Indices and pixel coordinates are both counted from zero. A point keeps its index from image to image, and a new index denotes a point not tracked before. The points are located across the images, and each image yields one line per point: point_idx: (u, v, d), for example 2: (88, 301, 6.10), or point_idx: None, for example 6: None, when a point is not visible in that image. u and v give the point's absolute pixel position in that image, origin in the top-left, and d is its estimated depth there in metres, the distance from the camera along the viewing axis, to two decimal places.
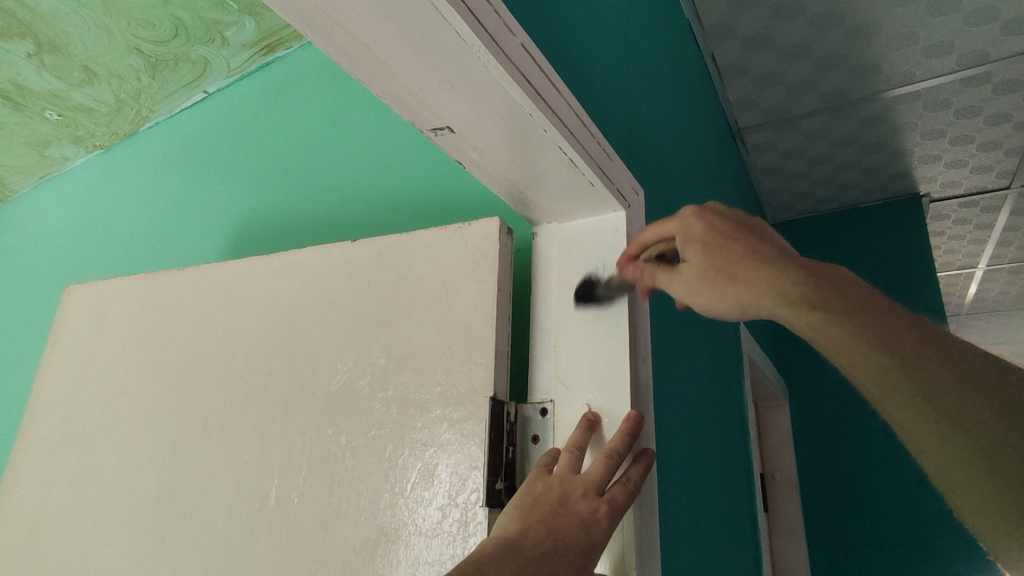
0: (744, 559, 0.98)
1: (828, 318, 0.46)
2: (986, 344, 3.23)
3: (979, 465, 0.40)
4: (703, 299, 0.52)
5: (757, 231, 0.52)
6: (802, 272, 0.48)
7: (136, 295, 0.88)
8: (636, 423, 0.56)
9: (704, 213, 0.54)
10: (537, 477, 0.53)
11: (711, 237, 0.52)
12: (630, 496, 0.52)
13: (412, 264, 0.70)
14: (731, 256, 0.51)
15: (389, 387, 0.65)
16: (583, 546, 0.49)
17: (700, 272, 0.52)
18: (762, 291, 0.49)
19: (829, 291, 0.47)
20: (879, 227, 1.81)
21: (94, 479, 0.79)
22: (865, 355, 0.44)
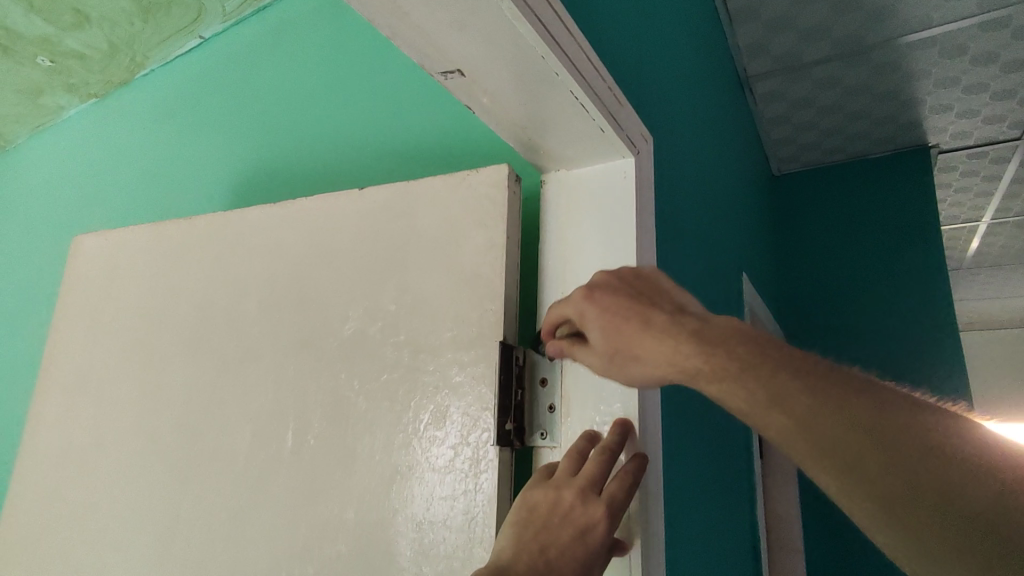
0: (736, 504, 1.01)
1: (722, 386, 0.46)
2: (991, 301, 3.21)
3: (890, 514, 0.40)
4: (623, 378, 0.52)
5: (645, 294, 0.52)
6: (687, 337, 0.48)
7: (146, 247, 0.90)
8: (625, 426, 0.56)
9: (594, 295, 0.53)
10: (535, 484, 0.53)
11: (606, 320, 0.52)
12: (628, 494, 0.52)
13: (420, 212, 0.70)
14: (623, 330, 0.51)
15: (401, 332, 0.66)
16: (581, 553, 0.48)
17: (604, 354, 0.52)
18: (661, 364, 0.49)
19: (717, 352, 0.46)
20: (884, 177, 1.76)
21: (115, 419, 0.83)
22: (763, 416, 0.44)
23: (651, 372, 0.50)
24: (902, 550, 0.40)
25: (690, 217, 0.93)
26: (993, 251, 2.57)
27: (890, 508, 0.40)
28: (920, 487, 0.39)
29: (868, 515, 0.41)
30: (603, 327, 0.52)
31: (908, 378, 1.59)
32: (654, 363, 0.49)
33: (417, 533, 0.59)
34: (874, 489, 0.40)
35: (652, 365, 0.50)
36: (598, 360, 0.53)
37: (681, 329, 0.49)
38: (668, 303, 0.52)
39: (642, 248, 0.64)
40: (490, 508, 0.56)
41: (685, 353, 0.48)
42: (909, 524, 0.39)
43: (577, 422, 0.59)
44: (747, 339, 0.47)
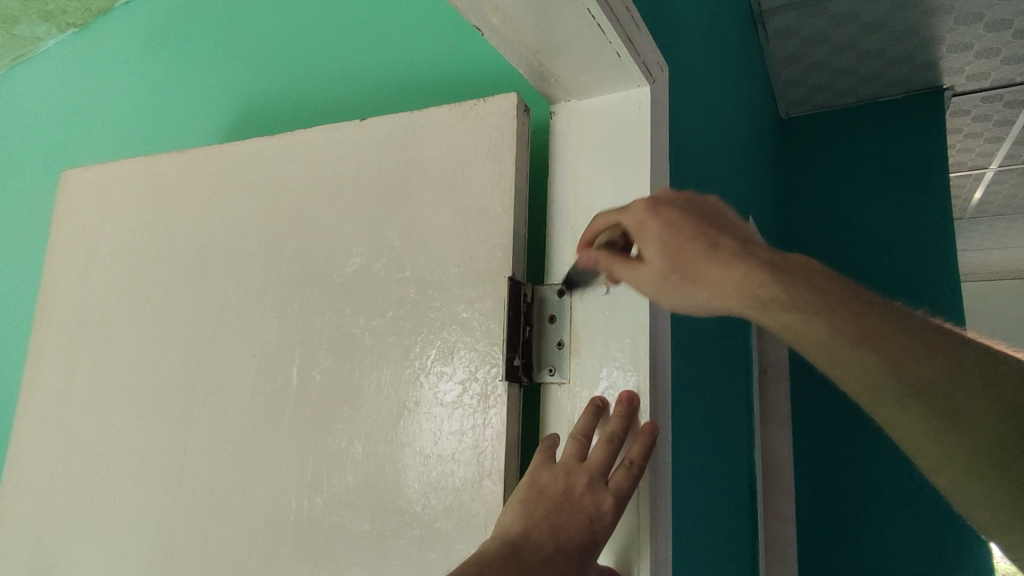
0: (736, 444, 1.03)
1: (811, 325, 0.45)
2: (988, 251, 3.21)
3: (970, 451, 0.42)
4: (675, 301, 0.49)
5: (718, 221, 0.50)
6: (769, 269, 0.47)
7: (140, 182, 0.87)
8: (631, 406, 0.55)
9: (660, 205, 0.50)
10: (543, 465, 0.53)
11: (669, 235, 0.49)
12: (634, 482, 0.51)
13: (425, 143, 0.67)
14: (695, 258, 0.48)
15: (407, 268, 0.65)
16: (585, 542, 0.49)
17: (663, 277, 0.49)
18: (735, 299, 0.47)
19: (801, 287, 0.46)
20: (895, 121, 1.71)
21: (118, 357, 0.82)
22: (849, 353, 0.44)
23: (717, 305, 0.48)
24: (973, 490, 0.42)
25: (699, 156, 0.91)
26: (997, 200, 2.55)
27: (971, 445, 0.42)
28: (1003, 426, 0.41)
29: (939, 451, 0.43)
30: (665, 245, 0.49)
31: None
32: (728, 298, 0.48)
33: (426, 467, 0.59)
34: (954, 427, 0.42)
35: (725, 298, 0.48)
36: (648, 283, 0.50)
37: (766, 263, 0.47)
38: (742, 234, 0.50)
39: (656, 182, 0.62)
40: (499, 442, 0.56)
41: (770, 287, 0.46)
42: (990, 464, 0.41)
43: (587, 358, 0.58)
44: (829, 279, 0.47)
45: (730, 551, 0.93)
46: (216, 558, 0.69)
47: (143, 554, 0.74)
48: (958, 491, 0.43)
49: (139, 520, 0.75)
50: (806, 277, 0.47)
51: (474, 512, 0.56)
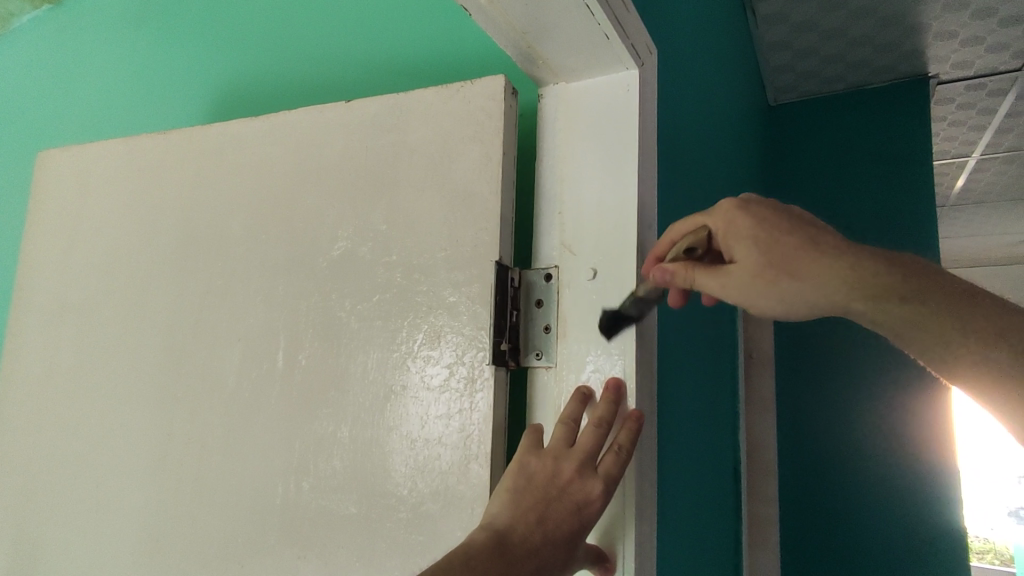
0: (721, 427, 1.04)
1: (908, 310, 0.51)
2: (969, 238, 3.26)
3: None
4: (760, 298, 0.53)
5: (809, 219, 0.54)
6: (870, 261, 0.51)
7: (120, 164, 0.85)
8: (618, 393, 0.55)
9: (749, 205, 0.54)
10: (530, 451, 0.53)
11: (764, 232, 0.52)
12: (624, 467, 0.52)
13: (411, 125, 0.66)
14: (792, 251, 0.52)
15: (393, 252, 0.64)
16: (572, 528, 0.50)
17: (756, 271, 0.52)
18: (833, 291, 0.51)
19: (899, 277, 0.51)
20: (881, 108, 1.72)
21: (100, 341, 0.81)
22: (947, 333, 0.50)
23: (815, 299, 0.52)
24: None
25: (686, 141, 0.91)
26: (979, 188, 2.58)
27: None
28: None
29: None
30: (757, 241, 0.52)
31: None
32: (827, 290, 0.51)
33: (413, 451, 0.59)
34: None
35: (826, 290, 0.51)
36: (735, 278, 0.52)
37: (864, 255, 0.52)
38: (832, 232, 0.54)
39: (644, 166, 0.61)
40: (486, 426, 0.56)
41: (870, 278, 0.50)
42: None
43: (574, 342, 0.58)
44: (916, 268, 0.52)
45: (714, 532, 0.94)
46: (203, 542, 0.69)
47: (129, 539, 0.73)
48: None
49: (124, 505, 0.75)
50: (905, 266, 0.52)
51: (461, 495, 0.56)
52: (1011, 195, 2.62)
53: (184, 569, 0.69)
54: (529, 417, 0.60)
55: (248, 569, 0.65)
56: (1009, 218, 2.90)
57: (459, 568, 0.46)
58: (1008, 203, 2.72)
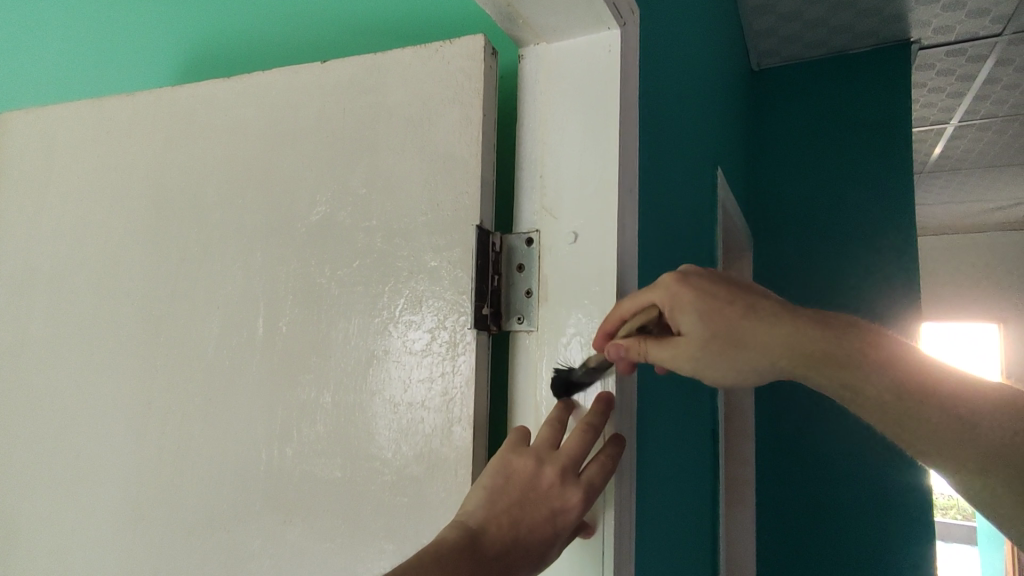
0: (700, 390, 1.07)
1: (848, 374, 0.54)
2: (944, 206, 3.32)
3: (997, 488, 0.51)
4: (713, 370, 0.55)
5: (742, 287, 0.58)
6: (806, 329, 0.55)
7: (87, 127, 0.82)
8: (607, 405, 0.54)
9: (687, 278, 0.56)
10: (515, 450, 0.52)
11: (705, 307, 0.54)
12: (605, 479, 0.52)
13: (389, 87, 0.65)
14: (733, 319, 0.55)
15: (373, 217, 0.63)
16: (547, 534, 0.49)
17: (702, 344, 0.54)
18: (772, 357, 0.55)
19: (832, 348, 0.55)
20: (863, 74, 1.72)
21: (73, 310, 0.80)
22: (877, 405, 0.54)
23: (761, 365, 0.55)
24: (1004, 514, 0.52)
25: (668, 105, 0.90)
26: (955, 156, 2.62)
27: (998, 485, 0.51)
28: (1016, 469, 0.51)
29: (971, 478, 0.53)
30: (702, 313, 0.54)
31: (866, 276, 1.67)
32: (771, 354, 0.55)
33: (396, 415, 0.60)
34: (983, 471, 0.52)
35: (769, 356, 0.55)
36: (682, 357, 0.54)
37: (801, 320, 0.55)
38: (771, 297, 0.58)
39: (625, 128, 0.61)
40: (468, 389, 0.57)
41: (810, 343, 0.54)
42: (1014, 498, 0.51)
43: (555, 306, 0.58)
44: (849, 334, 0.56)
45: (692, 491, 0.97)
46: (188, 510, 0.69)
47: (111, 507, 0.73)
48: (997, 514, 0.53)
49: (106, 474, 0.74)
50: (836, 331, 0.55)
51: (444, 457, 0.57)
52: (986, 162, 2.66)
53: (169, 535, 0.70)
54: (511, 381, 0.60)
55: (234, 534, 0.66)
56: (983, 186, 2.95)
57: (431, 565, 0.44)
58: (982, 170, 2.76)
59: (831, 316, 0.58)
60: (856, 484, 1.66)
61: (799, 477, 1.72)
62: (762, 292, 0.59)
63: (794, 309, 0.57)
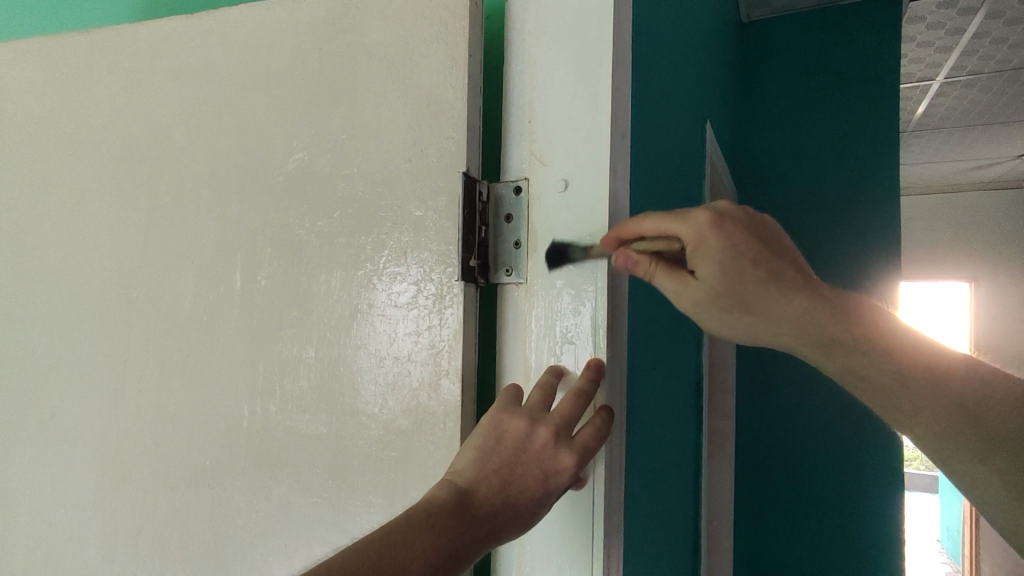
0: (686, 345, 1.07)
1: (846, 359, 0.55)
2: (924, 165, 3.34)
3: (986, 463, 0.52)
4: (717, 323, 0.56)
5: (775, 249, 0.56)
6: (819, 305, 0.55)
7: (42, 67, 0.77)
8: (599, 370, 0.53)
9: (722, 224, 0.54)
10: (506, 411, 0.51)
11: (726, 260, 0.54)
12: (599, 442, 0.50)
13: (368, 24, 0.61)
14: (752, 280, 0.55)
15: (354, 164, 0.60)
16: (537, 496, 0.48)
17: (712, 294, 0.54)
18: (780, 326, 0.55)
19: (843, 326, 0.54)
20: (854, 26, 1.68)
21: (37, 264, 0.76)
22: (877, 385, 0.54)
23: (765, 331, 0.56)
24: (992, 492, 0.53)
25: (658, 51, 0.87)
26: (939, 114, 2.62)
27: (988, 462, 0.52)
28: (997, 444, 0.52)
29: (961, 460, 0.53)
30: (721, 265, 0.53)
31: (849, 233, 1.68)
32: (778, 326, 0.55)
33: (382, 369, 0.58)
34: (968, 449, 0.53)
35: (774, 326, 0.55)
36: (688, 300, 0.54)
37: (815, 298, 0.55)
38: (798, 267, 0.57)
39: (618, 69, 0.58)
40: (456, 342, 0.55)
41: (820, 320, 0.54)
42: (998, 473, 0.52)
43: (545, 256, 0.57)
44: (866, 316, 0.55)
45: (677, 444, 0.98)
46: (169, 466, 0.68)
47: (90, 465, 0.72)
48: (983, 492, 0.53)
49: (84, 432, 0.72)
50: (850, 313, 0.55)
51: (432, 411, 0.56)
52: (968, 121, 2.67)
53: (151, 491, 0.68)
54: (499, 334, 0.59)
55: (219, 490, 0.65)
56: (963, 144, 2.97)
57: (419, 523, 0.44)
58: (964, 129, 2.77)
59: (848, 295, 0.57)
60: (834, 438, 1.71)
61: (780, 433, 1.76)
62: (791, 255, 0.58)
63: (815, 284, 0.57)
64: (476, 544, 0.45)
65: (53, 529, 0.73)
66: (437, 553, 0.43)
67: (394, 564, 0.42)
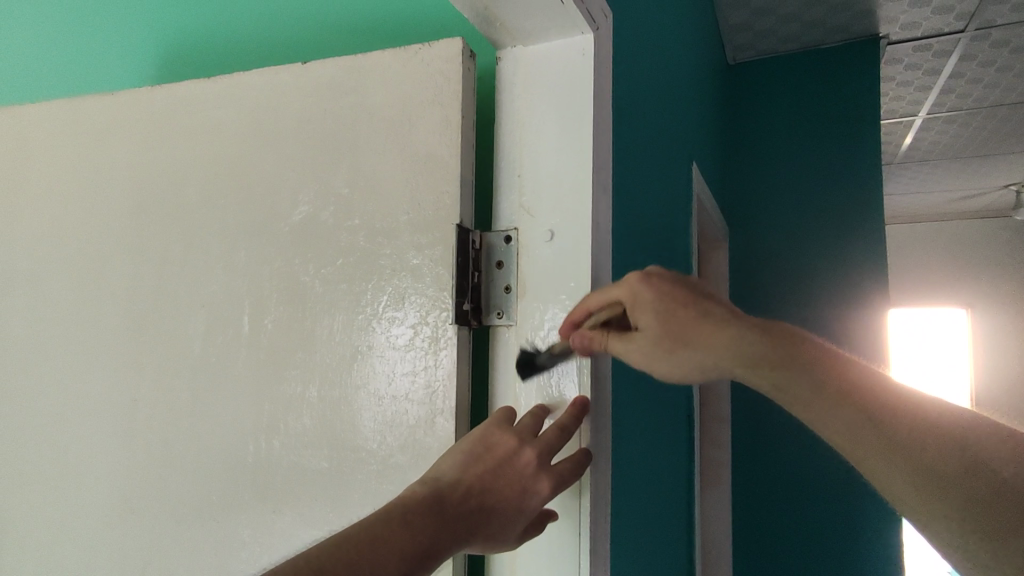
0: (676, 379, 1.10)
1: (783, 379, 0.56)
2: (912, 195, 3.41)
3: (929, 486, 0.50)
4: (660, 366, 0.58)
5: (700, 293, 0.60)
6: (752, 333, 0.57)
7: (63, 127, 0.83)
8: (582, 409, 0.57)
9: (651, 279, 0.59)
10: (497, 428, 0.54)
11: (662, 306, 0.57)
12: (574, 476, 0.54)
13: (370, 88, 0.66)
14: (685, 323, 0.58)
15: (356, 216, 0.65)
16: (513, 513, 0.50)
17: (655, 342, 0.57)
18: (719, 358, 0.57)
19: (776, 350, 0.56)
20: (834, 68, 1.76)
21: (54, 309, 0.80)
22: (820, 407, 0.54)
23: (708, 365, 0.58)
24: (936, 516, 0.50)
25: (642, 101, 0.93)
26: (924, 147, 2.70)
27: (931, 484, 0.50)
28: (936, 468, 0.50)
29: (902, 486, 0.51)
30: (659, 312, 0.57)
31: (836, 265, 1.73)
32: (717, 358, 0.57)
33: (380, 407, 0.62)
34: (908, 471, 0.50)
35: (714, 358, 0.57)
36: (638, 350, 0.57)
37: (747, 325, 0.58)
38: (725, 306, 0.61)
39: (599, 128, 0.63)
40: (450, 382, 0.59)
41: (754, 347, 0.57)
42: (943, 494, 0.49)
43: (534, 301, 0.61)
44: (797, 339, 0.58)
45: (668, 476, 1.01)
46: (176, 501, 0.71)
47: (99, 502, 0.75)
48: (928, 519, 0.51)
49: (95, 470, 0.75)
50: (779, 337, 0.57)
51: (428, 447, 0.59)
52: (951, 153, 2.74)
53: (158, 527, 0.71)
54: (491, 373, 0.63)
55: (223, 525, 0.68)
56: (948, 175, 3.04)
57: (403, 516, 0.45)
58: (947, 161, 2.84)
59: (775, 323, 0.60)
60: (828, 468, 1.72)
61: (774, 463, 1.78)
62: (719, 300, 0.62)
63: (743, 316, 0.60)
64: (450, 546, 0.46)
65: (61, 564, 0.76)
66: (415, 547, 0.44)
67: (373, 549, 0.42)
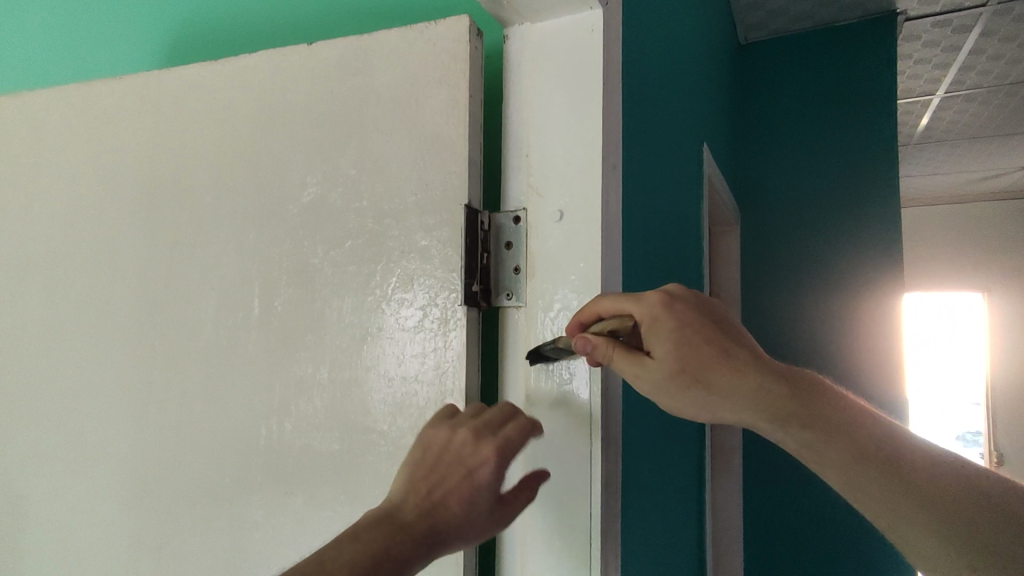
0: None
1: (801, 424, 0.58)
2: (929, 176, 3.34)
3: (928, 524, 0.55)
4: (672, 397, 0.57)
5: (723, 328, 0.59)
6: (772, 379, 0.58)
7: (74, 111, 0.83)
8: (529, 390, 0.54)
9: (673, 307, 0.57)
10: (433, 425, 0.52)
11: (681, 338, 0.56)
12: (522, 435, 0.51)
13: (377, 68, 0.66)
14: (704, 357, 0.57)
15: (363, 198, 0.65)
16: (467, 496, 0.48)
17: (670, 373, 0.56)
18: (737, 399, 0.57)
19: (794, 400, 0.58)
20: (849, 47, 1.72)
21: (68, 293, 0.81)
22: (829, 455, 0.58)
23: (724, 405, 0.58)
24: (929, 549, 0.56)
25: (653, 79, 0.91)
26: (942, 127, 2.64)
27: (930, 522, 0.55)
28: (931, 499, 0.56)
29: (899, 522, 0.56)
30: (675, 343, 0.56)
31: (850, 247, 1.70)
32: (735, 401, 0.58)
33: (390, 388, 0.62)
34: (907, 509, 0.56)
35: (731, 399, 0.57)
36: (647, 376, 0.55)
37: (766, 369, 0.58)
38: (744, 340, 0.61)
39: (608, 106, 0.62)
40: (459, 363, 0.59)
41: (774, 394, 0.57)
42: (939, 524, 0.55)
43: (543, 282, 0.60)
44: (808, 385, 0.60)
45: (678, 458, 1.01)
46: (190, 482, 0.72)
47: (116, 483, 0.76)
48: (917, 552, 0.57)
49: (112, 451, 0.76)
50: (796, 386, 0.59)
51: None
52: (970, 133, 2.68)
53: (174, 507, 0.72)
54: (501, 354, 0.63)
55: (237, 505, 0.69)
56: (967, 156, 2.98)
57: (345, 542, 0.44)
58: (965, 141, 2.78)
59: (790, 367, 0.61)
60: None
61: None
62: (740, 334, 0.61)
63: (763, 357, 0.60)
64: (410, 553, 0.45)
65: (80, 543, 0.77)
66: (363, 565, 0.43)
67: None
